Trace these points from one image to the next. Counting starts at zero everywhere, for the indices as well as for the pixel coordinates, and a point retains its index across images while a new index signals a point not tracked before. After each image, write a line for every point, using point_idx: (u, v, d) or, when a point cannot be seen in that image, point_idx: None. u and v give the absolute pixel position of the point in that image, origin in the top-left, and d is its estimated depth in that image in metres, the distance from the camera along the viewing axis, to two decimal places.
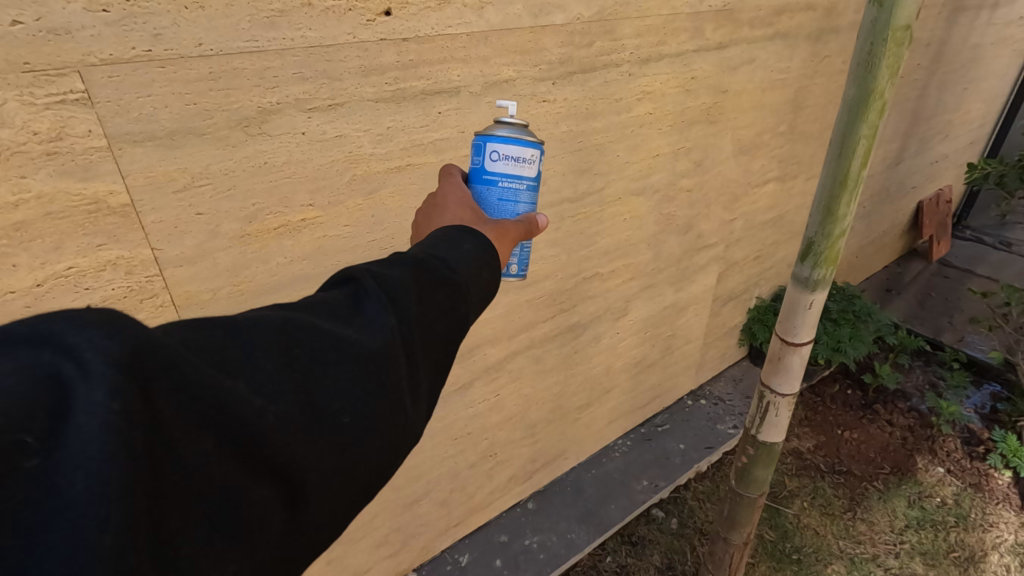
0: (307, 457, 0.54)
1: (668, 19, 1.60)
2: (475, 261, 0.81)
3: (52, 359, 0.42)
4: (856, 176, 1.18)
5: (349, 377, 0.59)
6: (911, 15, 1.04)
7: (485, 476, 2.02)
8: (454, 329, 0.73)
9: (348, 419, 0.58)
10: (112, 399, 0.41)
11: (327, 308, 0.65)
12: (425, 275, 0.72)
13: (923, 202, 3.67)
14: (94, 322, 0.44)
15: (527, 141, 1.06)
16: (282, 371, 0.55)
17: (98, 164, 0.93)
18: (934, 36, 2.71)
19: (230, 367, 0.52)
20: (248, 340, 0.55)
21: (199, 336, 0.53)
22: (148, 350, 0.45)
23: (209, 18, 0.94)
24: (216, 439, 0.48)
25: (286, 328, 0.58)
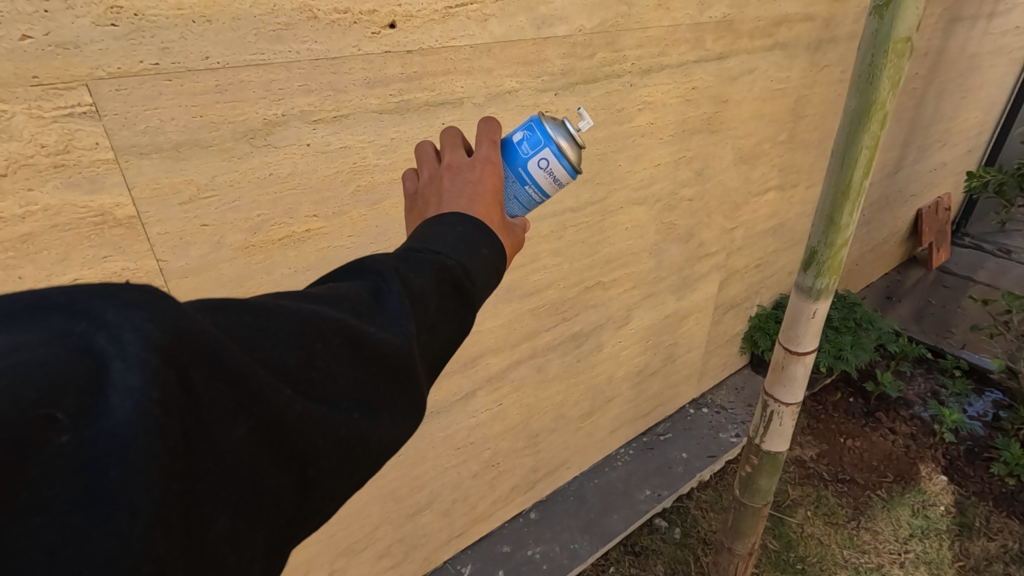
0: (325, 449, 0.53)
1: (668, 31, 1.61)
2: (493, 244, 0.79)
3: (88, 334, 0.41)
4: (857, 186, 1.18)
5: (368, 373, 0.58)
6: (910, 28, 1.05)
7: (488, 486, 2.01)
8: (465, 325, 0.73)
9: (361, 415, 0.57)
10: (150, 384, 0.40)
11: (350, 304, 0.61)
12: (448, 271, 0.69)
13: (922, 209, 3.68)
14: (134, 302, 0.43)
15: (574, 169, 0.98)
16: (308, 364, 0.54)
17: (104, 177, 0.93)
18: (931, 46, 2.73)
19: (259, 355, 0.51)
20: (275, 326, 0.53)
21: (228, 320, 0.51)
22: (186, 334, 0.44)
23: (216, 32, 0.94)
24: (248, 427, 0.47)
25: (313, 317, 0.56)
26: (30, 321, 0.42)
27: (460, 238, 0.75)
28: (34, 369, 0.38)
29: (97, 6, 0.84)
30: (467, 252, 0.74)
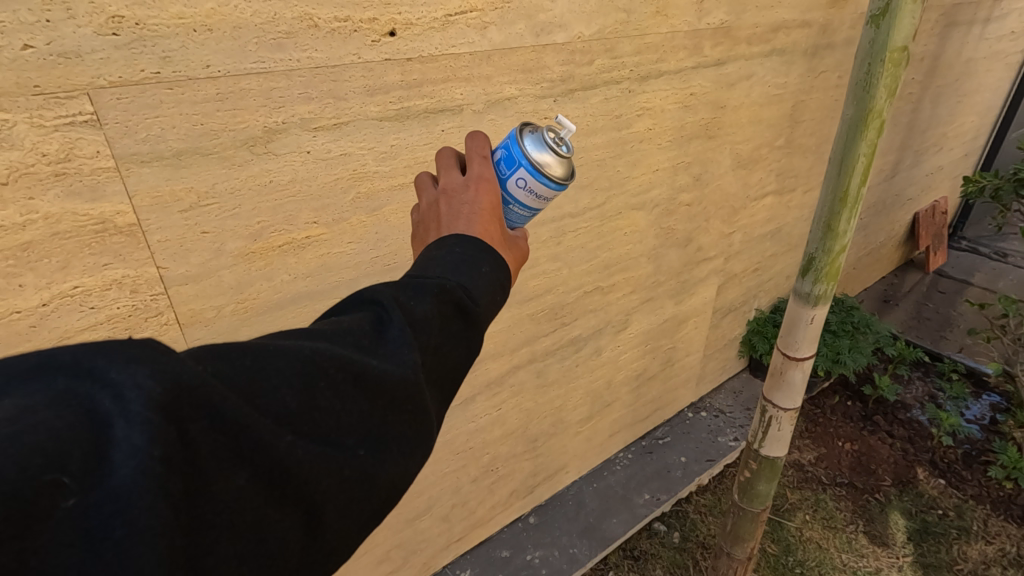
0: (331, 489, 0.54)
1: (667, 37, 1.62)
2: (497, 275, 0.79)
3: (94, 395, 0.43)
4: (855, 193, 1.19)
5: (372, 408, 0.60)
6: (907, 37, 1.06)
7: (487, 491, 2.01)
8: (470, 351, 0.74)
9: (366, 451, 0.58)
10: (152, 445, 0.42)
11: (351, 336, 0.63)
12: (449, 300, 0.70)
13: (919, 213, 3.69)
14: (136, 358, 0.45)
15: (555, 181, 0.94)
16: (307, 405, 0.55)
17: (105, 185, 0.93)
18: (928, 51, 2.75)
19: (260, 401, 0.52)
20: (276, 369, 0.54)
21: (229, 366, 0.53)
22: (186, 388, 0.46)
23: (217, 40, 0.95)
24: (248, 475, 0.49)
25: (315, 355, 0.57)
26: (36, 379, 0.44)
27: (459, 258, 0.75)
28: (43, 435, 0.40)
29: (99, 16, 0.84)
30: (470, 277, 0.74)
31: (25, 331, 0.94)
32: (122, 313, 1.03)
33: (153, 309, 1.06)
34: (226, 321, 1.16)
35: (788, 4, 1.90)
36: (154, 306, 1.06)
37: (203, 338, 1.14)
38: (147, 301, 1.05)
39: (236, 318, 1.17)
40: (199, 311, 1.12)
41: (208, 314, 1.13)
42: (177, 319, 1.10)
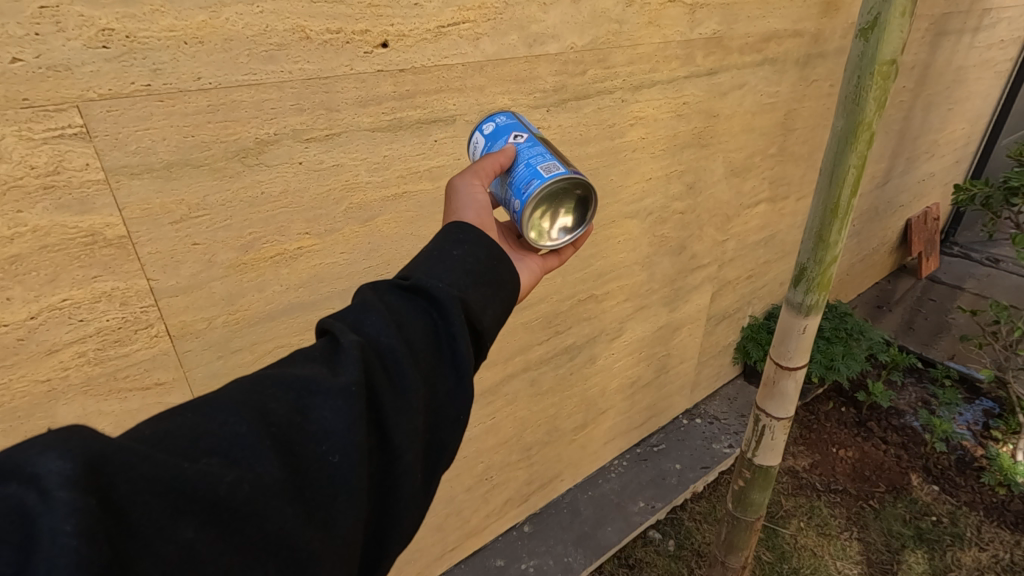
0: (294, 511, 0.57)
1: (659, 47, 1.63)
2: (439, 246, 0.84)
3: (19, 490, 0.46)
4: (846, 205, 1.20)
5: (337, 418, 0.62)
6: (896, 50, 1.06)
7: (481, 500, 2.00)
8: (435, 336, 0.75)
9: (338, 457, 0.61)
10: (67, 521, 0.44)
11: (304, 355, 0.69)
12: (393, 295, 0.77)
13: (912, 219, 3.72)
14: (52, 445, 0.49)
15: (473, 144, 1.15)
16: (259, 432, 0.58)
17: (94, 198, 0.93)
18: (919, 59, 2.77)
19: (204, 443, 0.56)
20: (220, 409, 0.59)
21: (168, 425, 0.57)
22: (100, 463, 0.49)
23: (208, 52, 0.95)
24: (196, 520, 0.51)
25: (259, 384, 0.63)
26: None
27: (426, 256, 0.83)
28: None
29: (88, 29, 0.84)
30: (419, 274, 0.80)
31: (13, 345, 0.94)
32: (112, 325, 1.02)
33: (143, 321, 1.06)
34: (217, 333, 1.15)
35: (780, 14, 1.91)
36: (144, 319, 1.05)
37: (194, 350, 1.14)
38: (137, 313, 1.04)
39: (227, 330, 1.16)
40: (190, 322, 1.11)
41: (199, 325, 1.12)
42: (167, 330, 1.09)
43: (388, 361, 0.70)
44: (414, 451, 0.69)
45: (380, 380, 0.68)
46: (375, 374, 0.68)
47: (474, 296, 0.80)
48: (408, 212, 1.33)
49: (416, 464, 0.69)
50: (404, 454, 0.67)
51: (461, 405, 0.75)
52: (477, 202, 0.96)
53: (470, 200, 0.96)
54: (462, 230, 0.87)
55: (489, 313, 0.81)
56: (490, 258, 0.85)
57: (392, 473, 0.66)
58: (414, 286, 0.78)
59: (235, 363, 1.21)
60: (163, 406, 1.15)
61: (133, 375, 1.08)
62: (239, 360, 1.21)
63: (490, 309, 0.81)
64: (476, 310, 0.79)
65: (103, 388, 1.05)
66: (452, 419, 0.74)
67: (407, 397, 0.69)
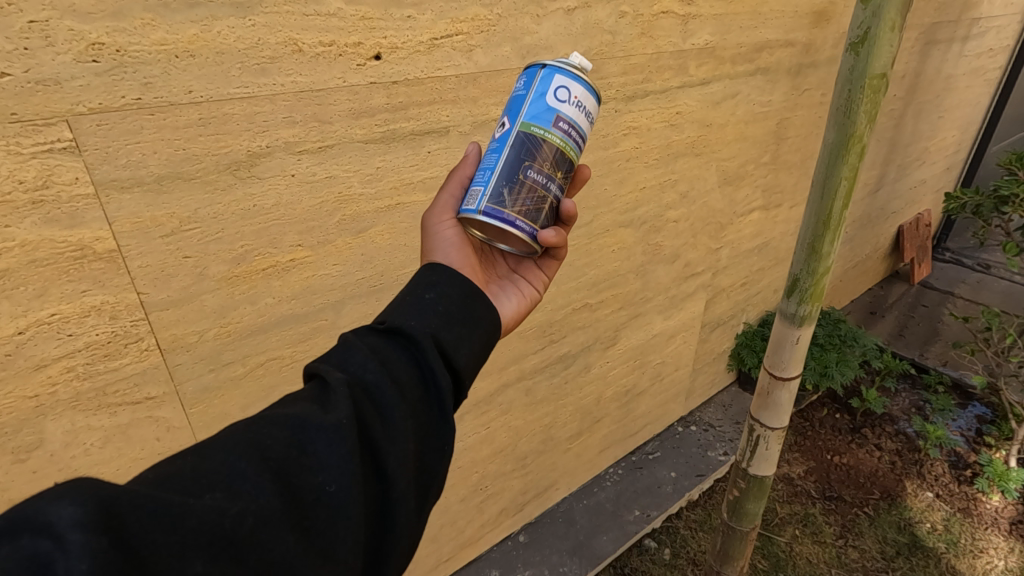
0: (295, 545, 0.56)
1: (652, 58, 1.63)
2: (414, 288, 0.84)
3: (31, 540, 0.45)
4: (838, 217, 1.20)
5: (332, 448, 0.61)
6: (886, 64, 1.07)
7: (475, 510, 1.99)
8: (419, 369, 0.75)
9: (334, 487, 0.60)
10: (84, 561, 0.44)
11: (293, 395, 0.69)
12: (373, 335, 0.77)
13: (903, 225, 3.75)
14: (62, 493, 0.48)
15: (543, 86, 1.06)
16: (256, 466, 0.58)
17: (84, 212, 0.92)
18: (909, 68, 2.80)
19: (206, 480, 0.56)
20: (217, 449, 0.59)
21: (167, 468, 0.57)
22: (112, 502, 0.49)
23: (199, 66, 0.94)
24: (203, 557, 0.50)
25: (252, 424, 0.62)
26: None
27: (407, 297, 0.82)
28: None
29: (79, 43, 0.84)
30: (397, 313, 0.80)
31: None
32: (101, 339, 1.01)
33: (133, 335, 1.04)
34: (209, 346, 1.14)
35: (772, 24, 1.93)
36: (134, 333, 1.04)
37: (185, 363, 1.13)
38: (127, 327, 1.03)
39: (219, 343, 1.15)
40: (181, 336, 1.10)
41: (191, 339, 1.12)
42: (158, 344, 1.08)
43: (374, 393, 0.70)
44: (407, 481, 0.68)
45: (368, 413, 0.68)
46: (362, 407, 0.68)
47: (448, 335, 0.79)
48: (402, 224, 1.33)
49: (409, 493, 0.68)
50: (397, 482, 0.66)
51: (448, 435, 0.74)
52: (446, 241, 0.97)
53: (438, 240, 0.96)
54: (434, 275, 0.86)
55: (465, 352, 0.80)
56: (464, 289, 0.86)
57: (386, 500, 0.66)
58: (390, 325, 0.78)
59: (226, 376, 1.20)
60: (154, 420, 1.13)
61: (122, 391, 1.07)
62: (231, 373, 1.20)
63: (466, 346, 0.81)
64: (451, 349, 0.78)
65: (92, 403, 1.04)
66: (438, 448, 0.74)
67: (396, 426, 0.69)
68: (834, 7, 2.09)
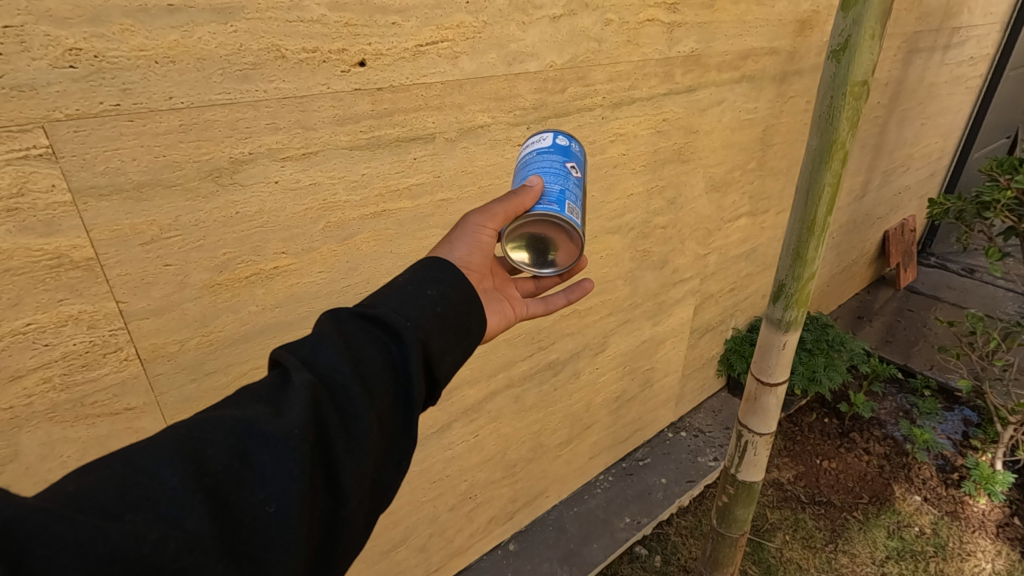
0: (226, 568, 0.56)
1: (638, 65, 1.64)
2: (416, 283, 0.84)
3: None
4: (822, 222, 1.21)
5: (278, 465, 0.61)
6: (867, 71, 1.08)
7: (465, 519, 1.97)
8: (396, 373, 0.76)
9: (275, 507, 0.60)
10: None
11: (251, 396, 0.69)
12: (350, 328, 0.77)
13: (889, 231, 3.79)
14: None
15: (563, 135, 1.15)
16: (192, 481, 0.57)
17: (61, 219, 0.90)
18: (892, 76, 2.84)
19: (131, 498, 0.54)
20: (149, 459, 0.58)
21: (90, 480, 0.55)
22: (12, 530, 0.48)
23: (180, 72, 0.93)
24: None
25: (196, 430, 0.62)
26: None
27: (408, 295, 0.82)
28: None
29: (55, 48, 0.82)
30: (387, 306, 0.80)
31: None
32: (79, 350, 0.99)
33: (112, 344, 1.03)
34: (190, 355, 1.13)
35: (756, 33, 1.95)
36: (113, 342, 1.03)
37: (165, 373, 1.11)
38: (106, 337, 1.01)
39: (201, 352, 1.14)
40: (162, 345, 1.08)
41: (171, 348, 1.10)
42: (137, 353, 1.06)
43: (339, 398, 0.70)
44: (359, 498, 0.69)
45: (332, 420, 0.68)
46: (325, 415, 0.68)
47: (437, 340, 0.80)
48: (387, 230, 1.32)
49: (360, 510, 0.69)
50: (349, 500, 0.67)
51: (408, 446, 0.76)
52: (476, 243, 0.98)
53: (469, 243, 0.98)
54: (440, 269, 0.87)
55: (448, 360, 0.82)
56: (462, 295, 0.86)
57: (337, 514, 0.66)
58: (374, 318, 0.78)
59: (209, 386, 1.18)
60: (133, 432, 1.11)
61: (101, 401, 1.05)
62: (213, 383, 1.18)
63: (449, 355, 0.82)
64: (436, 357, 0.80)
65: (69, 415, 1.02)
66: (397, 459, 0.75)
67: (358, 437, 0.69)
68: (817, 16, 2.12)
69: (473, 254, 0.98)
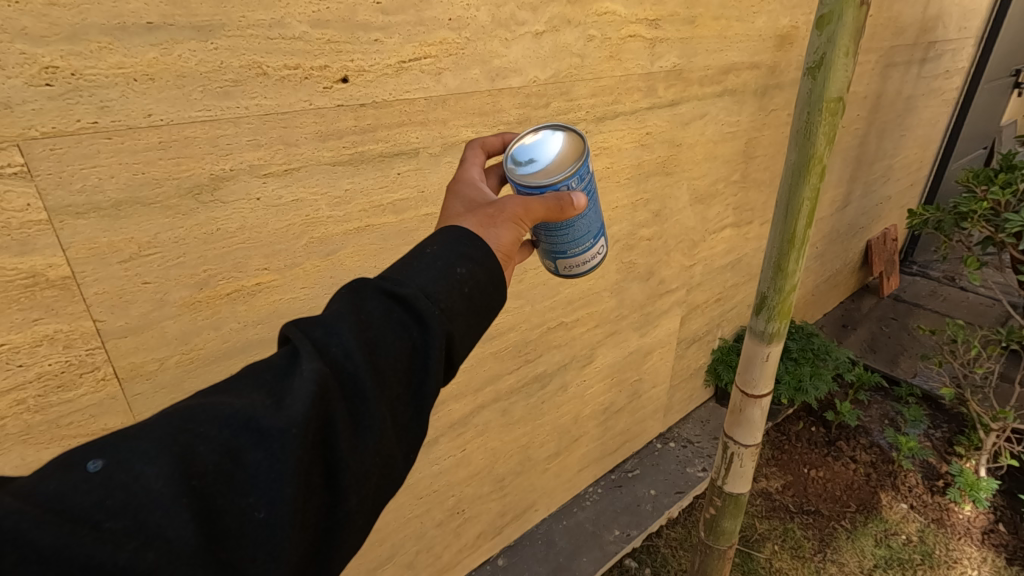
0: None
1: (621, 80, 1.66)
2: (445, 258, 0.82)
3: None
4: (801, 235, 1.23)
5: (272, 466, 0.60)
6: (842, 88, 1.10)
7: (453, 535, 1.95)
8: (413, 360, 0.75)
9: (264, 513, 0.59)
10: None
11: (256, 381, 0.67)
12: (373, 304, 0.75)
13: (871, 241, 3.85)
14: None
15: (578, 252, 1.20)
16: (180, 481, 0.56)
17: (36, 238, 0.89)
18: (870, 89, 2.89)
19: (111, 503, 0.53)
20: (137, 456, 0.56)
21: (73, 478, 0.54)
22: None
23: (159, 89, 0.93)
24: None
25: (190, 421, 0.60)
26: None
27: (439, 271, 0.79)
28: None
29: (31, 67, 0.82)
30: (411, 283, 0.78)
31: None
32: (54, 369, 0.98)
33: (89, 364, 1.01)
34: (170, 374, 1.11)
35: (737, 47, 1.98)
36: (90, 362, 1.01)
37: (144, 393, 1.09)
38: (82, 356, 1.00)
39: (181, 370, 1.12)
40: (141, 364, 1.07)
41: (150, 366, 1.08)
42: (115, 373, 1.04)
43: (349, 388, 0.69)
44: (360, 495, 0.68)
45: (338, 413, 0.67)
46: (333, 406, 0.66)
47: (460, 325, 0.79)
48: (372, 245, 1.32)
49: (361, 509, 0.69)
50: (349, 499, 0.67)
51: (417, 439, 0.76)
52: (516, 235, 0.94)
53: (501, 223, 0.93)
54: (466, 244, 0.84)
55: (466, 344, 0.81)
56: (479, 288, 0.82)
57: (334, 513, 0.66)
58: (397, 295, 0.76)
59: None
60: None
61: (76, 422, 1.03)
62: None
63: (468, 340, 0.81)
64: (456, 343, 0.79)
65: (43, 437, 1.00)
66: (405, 454, 0.75)
67: (364, 433, 0.68)
68: (796, 31, 2.16)
69: (513, 244, 0.93)
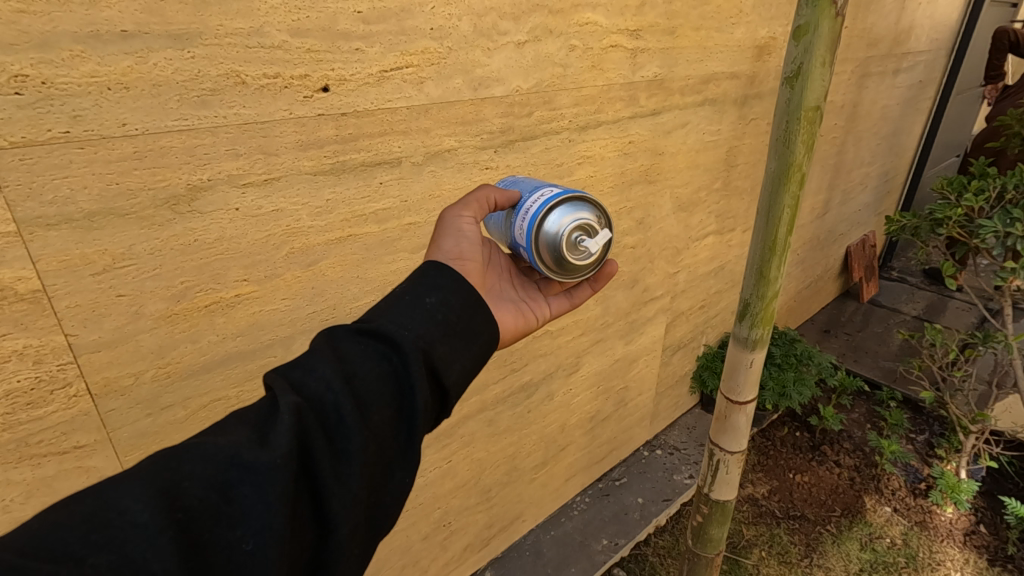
0: None
1: (603, 89, 1.68)
2: (414, 292, 0.82)
3: None
4: (783, 243, 1.24)
5: (259, 497, 0.58)
6: (819, 97, 1.12)
7: (439, 548, 1.92)
8: (397, 386, 0.73)
9: (251, 543, 0.57)
10: None
11: (239, 420, 0.66)
12: (347, 340, 0.75)
13: (850, 247, 3.91)
14: None
15: (560, 202, 1.00)
16: (162, 515, 0.55)
17: (4, 250, 0.86)
18: (847, 98, 2.95)
19: (96, 536, 0.52)
20: (122, 493, 0.55)
21: (58, 518, 0.53)
22: None
23: (134, 98, 0.91)
24: None
25: (176, 459, 0.59)
26: None
27: (408, 304, 0.80)
28: None
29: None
30: (389, 318, 0.78)
31: None
32: (23, 386, 0.94)
33: (60, 380, 0.98)
34: (145, 389, 1.08)
35: (717, 58, 2.01)
36: (61, 378, 0.98)
37: (118, 409, 1.06)
38: (53, 372, 0.97)
39: (157, 385, 1.09)
40: (115, 379, 1.04)
41: (125, 382, 1.05)
42: (88, 389, 1.01)
43: (329, 418, 0.68)
44: (353, 522, 0.66)
45: (319, 442, 0.65)
46: (313, 435, 0.65)
47: (441, 349, 0.78)
48: (354, 255, 1.30)
49: (354, 536, 0.66)
50: (341, 527, 0.64)
51: (412, 464, 0.74)
52: (460, 233, 0.98)
53: (450, 231, 0.98)
54: (439, 274, 0.86)
55: (455, 368, 0.79)
56: (458, 314, 0.82)
57: (325, 543, 0.64)
58: (374, 330, 0.76)
59: (166, 420, 1.13)
60: (84, 471, 1.06)
61: (47, 441, 1.00)
62: (172, 417, 1.14)
63: (457, 363, 0.79)
64: (442, 366, 0.77)
65: (12, 456, 0.97)
66: (400, 479, 0.73)
67: (350, 461, 0.67)
68: (773, 42, 2.20)
69: (462, 245, 0.97)
